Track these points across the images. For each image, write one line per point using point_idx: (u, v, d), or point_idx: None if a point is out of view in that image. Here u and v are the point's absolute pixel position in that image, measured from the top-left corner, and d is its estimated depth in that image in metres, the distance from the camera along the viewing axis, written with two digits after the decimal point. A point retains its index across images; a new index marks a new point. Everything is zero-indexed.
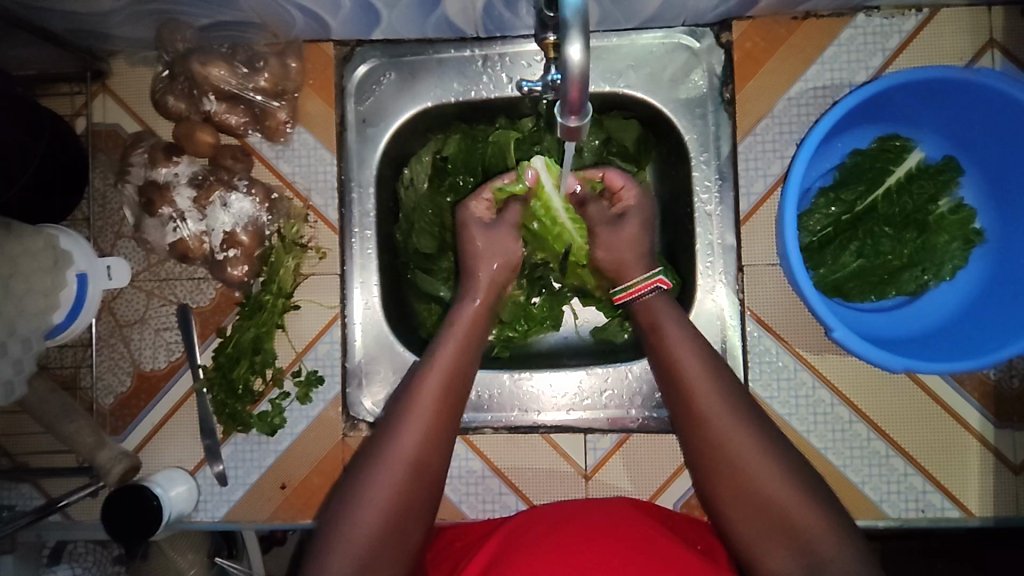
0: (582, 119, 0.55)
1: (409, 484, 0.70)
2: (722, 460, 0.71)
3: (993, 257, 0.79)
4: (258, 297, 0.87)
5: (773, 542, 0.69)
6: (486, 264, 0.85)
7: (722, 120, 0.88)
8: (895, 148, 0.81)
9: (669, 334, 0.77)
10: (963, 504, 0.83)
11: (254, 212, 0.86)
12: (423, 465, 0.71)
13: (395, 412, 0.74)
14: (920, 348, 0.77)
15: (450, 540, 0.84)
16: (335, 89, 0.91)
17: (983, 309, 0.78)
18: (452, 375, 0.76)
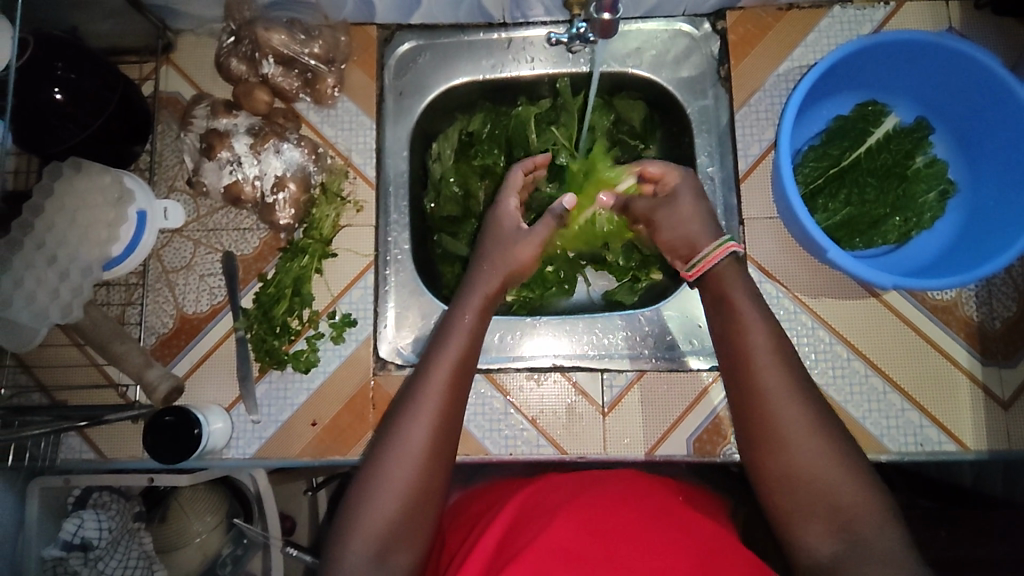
0: (613, 16, 0.75)
1: (423, 468, 0.72)
2: (771, 448, 0.70)
3: (967, 204, 0.90)
4: (300, 242, 0.94)
5: (802, 515, 0.68)
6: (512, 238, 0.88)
7: (720, 95, 1.01)
8: (873, 113, 0.92)
9: (741, 319, 0.74)
10: (957, 438, 0.89)
11: (303, 161, 0.94)
12: (436, 446, 0.73)
13: (409, 395, 0.76)
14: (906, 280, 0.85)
15: (465, 513, 0.86)
16: (377, 65, 1.02)
17: (962, 247, 0.87)
18: (462, 360, 0.77)
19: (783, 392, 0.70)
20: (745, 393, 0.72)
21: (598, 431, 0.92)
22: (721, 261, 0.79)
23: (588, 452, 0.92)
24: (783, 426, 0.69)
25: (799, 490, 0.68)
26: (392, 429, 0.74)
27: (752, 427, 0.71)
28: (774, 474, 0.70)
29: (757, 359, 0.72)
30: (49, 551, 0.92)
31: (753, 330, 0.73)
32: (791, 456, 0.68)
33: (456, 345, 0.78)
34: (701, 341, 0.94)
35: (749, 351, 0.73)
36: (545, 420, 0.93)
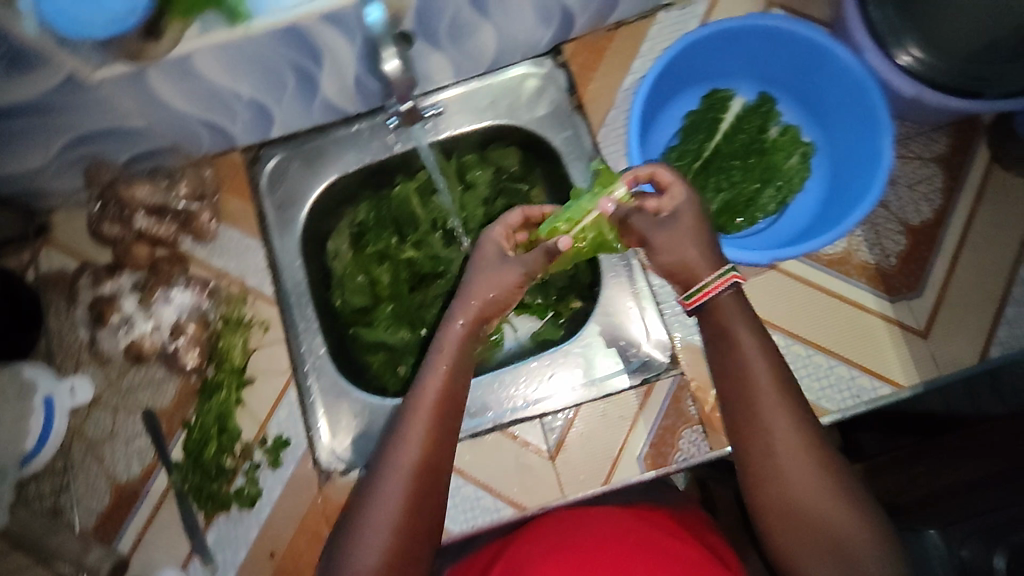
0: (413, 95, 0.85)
1: (407, 517, 0.63)
2: (762, 453, 0.66)
3: (828, 158, 0.95)
4: (214, 379, 0.94)
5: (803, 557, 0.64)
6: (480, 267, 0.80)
7: (578, 121, 1.04)
8: (719, 100, 0.96)
9: (747, 352, 0.69)
10: (890, 380, 0.90)
11: (195, 301, 0.95)
12: (420, 490, 0.65)
13: (385, 443, 0.68)
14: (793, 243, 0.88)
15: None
16: (250, 186, 1.04)
17: (836, 198, 0.90)
18: (443, 397, 0.70)
19: (787, 432, 0.65)
20: (750, 435, 0.66)
21: (552, 477, 0.91)
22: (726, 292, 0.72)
23: (549, 503, 0.91)
24: (785, 471, 0.64)
25: (801, 533, 0.64)
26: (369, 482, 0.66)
27: (751, 467, 0.67)
28: (775, 517, 0.65)
29: (758, 393, 0.67)
30: None
31: (759, 370, 0.68)
32: (793, 496, 0.64)
33: (434, 383, 0.71)
34: (621, 359, 0.94)
35: (755, 391, 0.67)
36: (498, 482, 0.92)
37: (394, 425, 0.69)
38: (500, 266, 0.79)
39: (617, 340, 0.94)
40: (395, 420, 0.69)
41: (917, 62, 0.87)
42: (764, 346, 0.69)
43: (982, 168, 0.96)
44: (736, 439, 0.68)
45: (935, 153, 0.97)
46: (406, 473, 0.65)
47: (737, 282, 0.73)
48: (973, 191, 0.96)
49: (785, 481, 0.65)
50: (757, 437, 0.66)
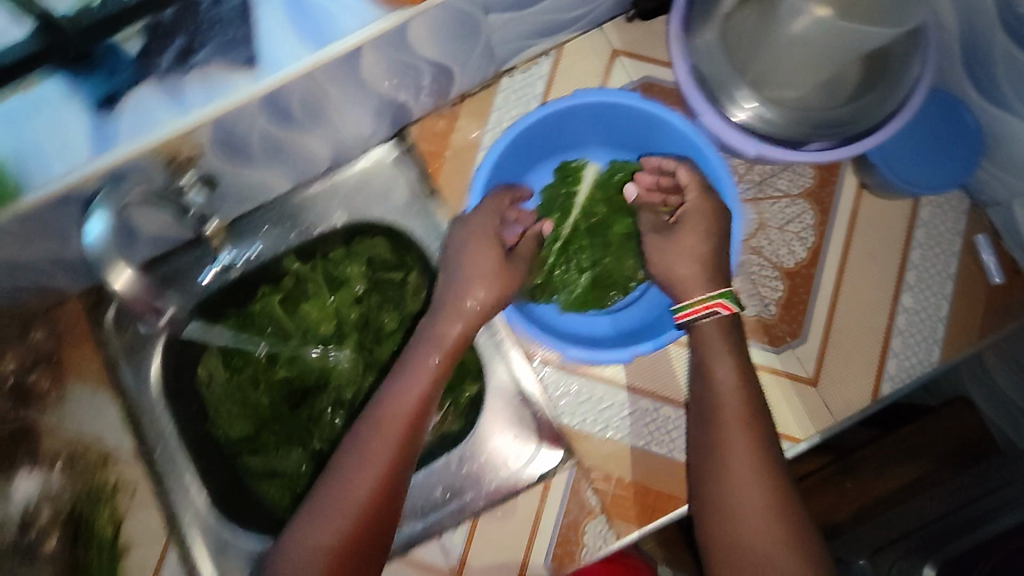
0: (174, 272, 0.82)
1: (363, 513, 0.69)
2: (716, 471, 0.71)
3: None
4: (79, 563, 0.87)
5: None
6: (472, 283, 0.82)
7: (434, 211, 1.02)
8: (571, 171, 0.96)
9: (715, 384, 0.76)
10: (788, 435, 0.87)
11: (46, 483, 0.88)
12: (384, 490, 0.71)
13: (357, 442, 0.73)
14: (645, 333, 0.89)
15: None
16: (93, 336, 0.96)
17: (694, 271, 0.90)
18: (416, 411, 0.75)
19: (746, 461, 0.70)
20: (713, 459, 0.72)
21: None
22: (703, 318, 0.78)
23: None
24: (737, 496, 0.69)
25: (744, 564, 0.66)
26: (336, 477, 0.71)
27: (710, 492, 0.71)
28: (723, 541, 0.68)
29: (724, 421, 0.73)
30: None
31: (727, 396, 0.74)
32: (742, 522, 0.67)
33: (408, 397, 0.76)
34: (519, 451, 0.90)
35: (719, 418, 0.74)
36: None
37: (365, 430, 0.74)
38: (476, 267, 0.82)
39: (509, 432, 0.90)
40: (366, 427, 0.74)
41: (756, 118, 0.87)
42: (737, 372, 0.76)
43: (851, 194, 0.94)
44: (701, 464, 0.74)
45: (804, 188, 0.95)
46: (372, 474, 0.70)
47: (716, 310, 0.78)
48: (842, 221, 0.94)
49: (734, 510, 0.69)
50: (720, 467, 0.71)
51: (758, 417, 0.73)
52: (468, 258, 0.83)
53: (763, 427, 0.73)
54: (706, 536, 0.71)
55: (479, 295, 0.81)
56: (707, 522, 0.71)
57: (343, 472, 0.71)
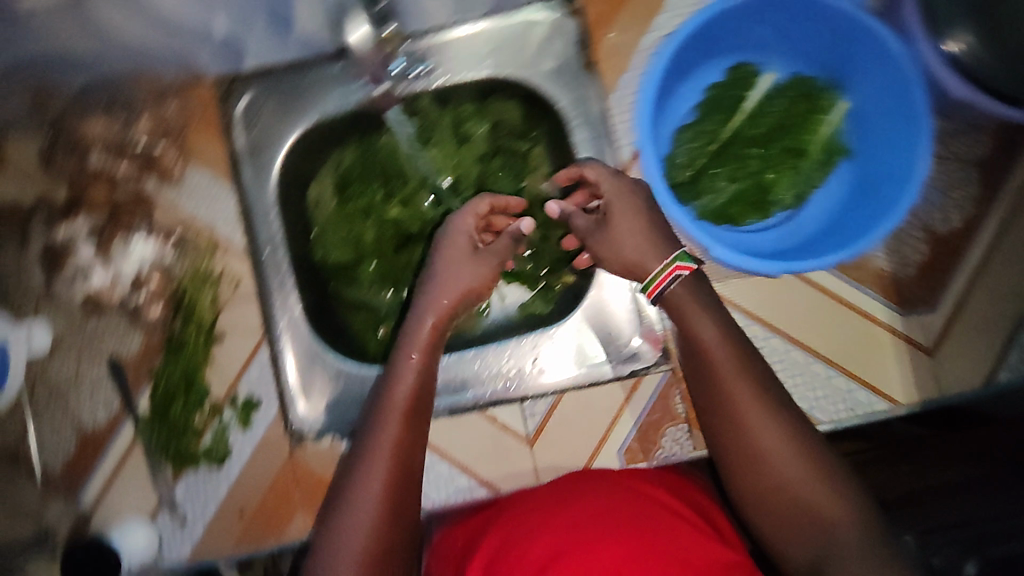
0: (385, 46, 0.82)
1: (389, 500, 0.68)
2: (733, 437, 0.68)
3: (853, 175, 0.84)
4: (180, 336, 0.90)
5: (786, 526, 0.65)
6: (463, 271, 0.82)
7: (586, 83, 0.92)
8: (746, 75, 0.86)
9: (706, 343, 0.69)
10: (887, 395, 0.87)
11: (159, 252, 0.91)
12: (400, 476, 0.70)
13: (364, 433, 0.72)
14: (791, 254, 0.79)
15: (446, 545, 0.79)
16: (221, 126, 0.94)
17: (847, 216, 0.81)
18: (413, 395, 0.74)
19: (758, 409, 0.67)
20: (724, 419, 0.68)
21: (528, 462, 0.90)
22: (669, 286, 0.73)
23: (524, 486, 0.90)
24: (760, 443, 0.66)
25: (785, 504, 0.65)
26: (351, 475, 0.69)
27: (729, 445, 0.69)
28: (759, 486, 0.67)
29: (723, 378, 0.68)
30: None
31: (717, 351, 0.69)
32: (774, 468, 0.65)
33: (405, 383, 0.74)
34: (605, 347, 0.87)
35: (719, 375, 0.68)
36: (473, 462, 0.90)
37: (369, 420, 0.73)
38: (466, 262, 0.82)
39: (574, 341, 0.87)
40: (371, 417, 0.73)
41: (964, 52, 0.79)
42: (724, 327, 0.70)
43: None
44: (710, 418, 0.70)
45: None
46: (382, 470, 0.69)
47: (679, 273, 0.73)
48: None
49: (759, 457, 0.66)
50: (733, 422, 0.67)
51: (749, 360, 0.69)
52: (440, 273, 0.81)
53: (762, 370, 0.69)
54: (737, 485, 0.69)
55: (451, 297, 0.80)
56: (736, 474, 0.68)
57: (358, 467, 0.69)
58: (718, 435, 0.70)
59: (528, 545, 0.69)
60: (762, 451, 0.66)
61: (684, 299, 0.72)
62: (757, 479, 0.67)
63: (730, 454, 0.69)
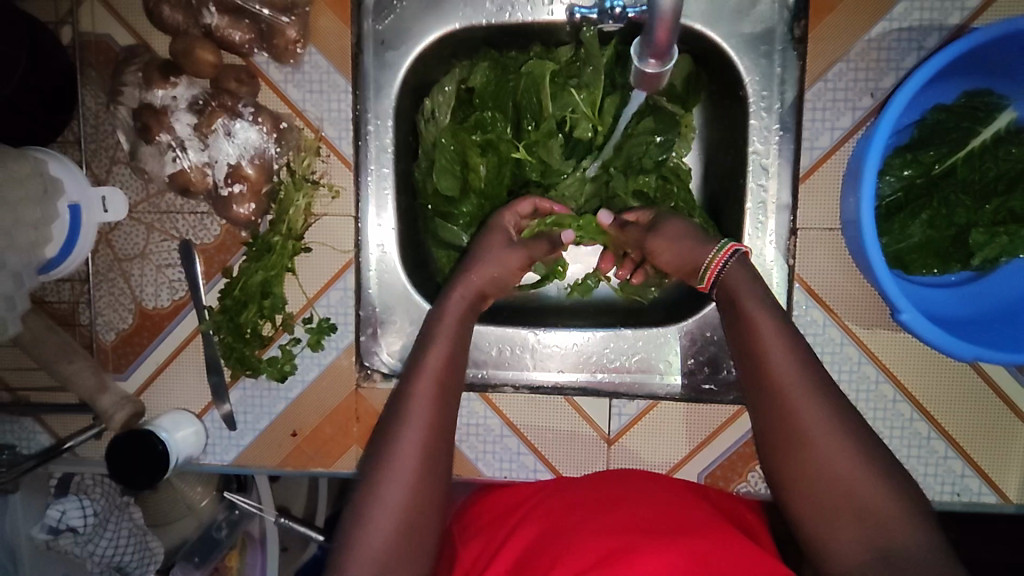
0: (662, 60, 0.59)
1: (409, 507, 0.57)
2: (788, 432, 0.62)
3: None
4: (266, 238, 0.81)
5: (831, 529, 0.59)
6: (483, 267, 0.74)
7: (789, 59, 0.77)
8: (984, 106, 0.71)
9: (772, 356, 0.64)
10: (1000, 490, 0.80)
11: (261, 143, 0.80)
12: (434, 445, 0.60)
13: (388, 417, 0.62)
14: (970, 334, 0.69)
15: (477, 516, 0.78)
16: (352, 4, 0.80)
17: None
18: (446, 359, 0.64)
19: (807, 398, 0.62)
20: (777, 422, 0.63)
21: (601, 459, 0.85)
22: (727, 264, 0.70)
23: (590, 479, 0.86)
24: (810, 448, 0.61)
25: (827, 504, 0.60)
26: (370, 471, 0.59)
27: (780, 448, 0.63)
28: (806, 487, 0.61)
29: (784, 387, 0.63)
30: (38, 533, 0.95)
31: (782, 362, 0.63)
32: (824, 471, 0.60)
33: (432, 371, 0.63)
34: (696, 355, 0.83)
35: (781, 386, 0.63)
36: (543, 444, 0.85)
37: (393, 404, 0.62)
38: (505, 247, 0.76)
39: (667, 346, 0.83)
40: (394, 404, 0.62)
41: None
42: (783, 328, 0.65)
43: None
44: (758, 414, 0.65)
45: None
46: (405, 475, 0.57)
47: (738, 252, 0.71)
48: None
49: (814, 458, 0.61)
50: (791, 425, 0.62)
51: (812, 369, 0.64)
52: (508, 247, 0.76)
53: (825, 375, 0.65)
54: (775, 483, 0.64)
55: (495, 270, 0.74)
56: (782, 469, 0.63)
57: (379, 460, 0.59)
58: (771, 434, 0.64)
59: (562, 528, 0.67)
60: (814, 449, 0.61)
61: (742, 293, 0.68)
62: (815, 484, 0.61)
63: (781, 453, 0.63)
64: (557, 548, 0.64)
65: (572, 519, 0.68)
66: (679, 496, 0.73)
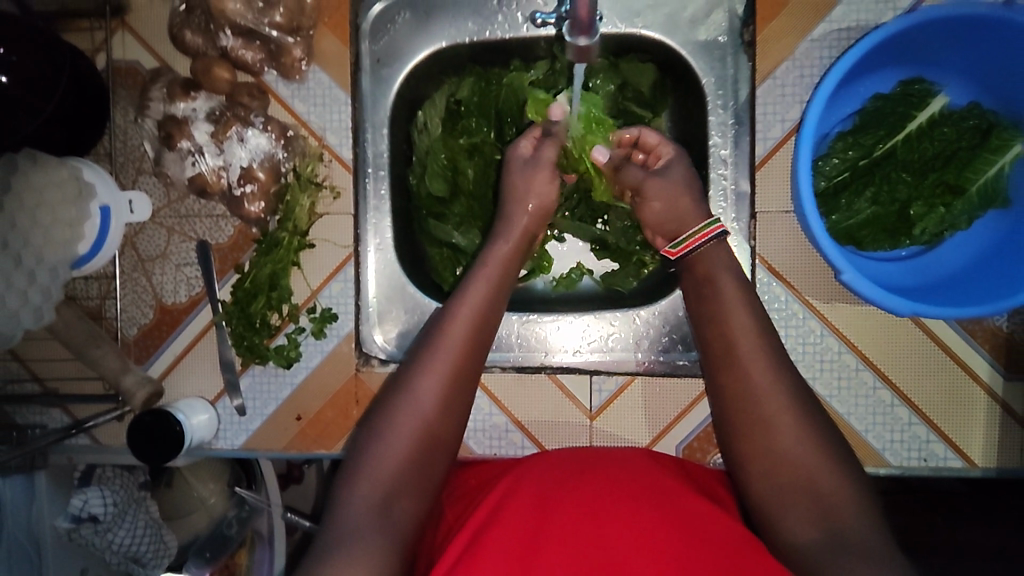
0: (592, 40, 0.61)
1: (420, 438, 0.70)
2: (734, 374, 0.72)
3: (1009, 222, 0.77)
4: (274, 234, 0.89)
5: (762, 469, 0.69)
6: (520, 208, 0.85)
7: (739, 62, 0.86)
8: (918, 93, 0.79)
9: (733, 325, 0.74)
10: (965, 455, 0.84)
11: (270, 148, 0.89)
12: (452, 388, 0.73)
13: (416, 359, 0.75)
14: (914, 296, 0.76)
15: (465, 480, 0.84)
16: (351, 28, 0.91)
17: (989, 266, 0.76)
18: (477, 318, 0.76)
19: (754, 342, 0.72)
20: (732, 388, 0.72)
21: (585, 435, 0.90)
22: (709, 241, 0.79)
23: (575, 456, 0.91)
24: (756, 396, 0.70)
25: (768, 465, 0.68)
26: (393, 401, 0.72)
27: (735, 414, 0.72)
28: (754, 450, 0.70)
29: (741, 355, 0.72)
30: (61, 522, 1.02)
31: (741, 333, 0.73)
32: (768, 435, 0.69)
33: (457, 325, 0.75)
34: (672, 333, 0.89)
35: (738, 355, 0.72)
36: (530, 422, 0.91)
37: (422, 349, 0.75)
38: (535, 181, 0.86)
39: (643, 326, 0.90)
40: (423, 350, 0.75)
41: None
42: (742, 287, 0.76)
43: None
44: (717, 387, 0.74)
45: None
46: (421, 408, 0.71)
47: (718, 235, 0.80)
48: None
49: (753, 401, 0.70)
50: (745, 391, 0.71)
51: (768, 342, 0.73)
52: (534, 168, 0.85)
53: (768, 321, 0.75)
54: (733, 441, 0.72)
55: (530, 210, 0.85)
56: (732, 411, 0.72)
57: (402, 394, 0.72)
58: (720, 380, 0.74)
59: (535, 482, 0.73)
60: (755, 393, 0.70)
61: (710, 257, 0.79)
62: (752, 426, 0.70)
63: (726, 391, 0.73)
64: (529, 495, 0.71)
65: (545, 476, 0.75)
66: (652, 462, 0.79)
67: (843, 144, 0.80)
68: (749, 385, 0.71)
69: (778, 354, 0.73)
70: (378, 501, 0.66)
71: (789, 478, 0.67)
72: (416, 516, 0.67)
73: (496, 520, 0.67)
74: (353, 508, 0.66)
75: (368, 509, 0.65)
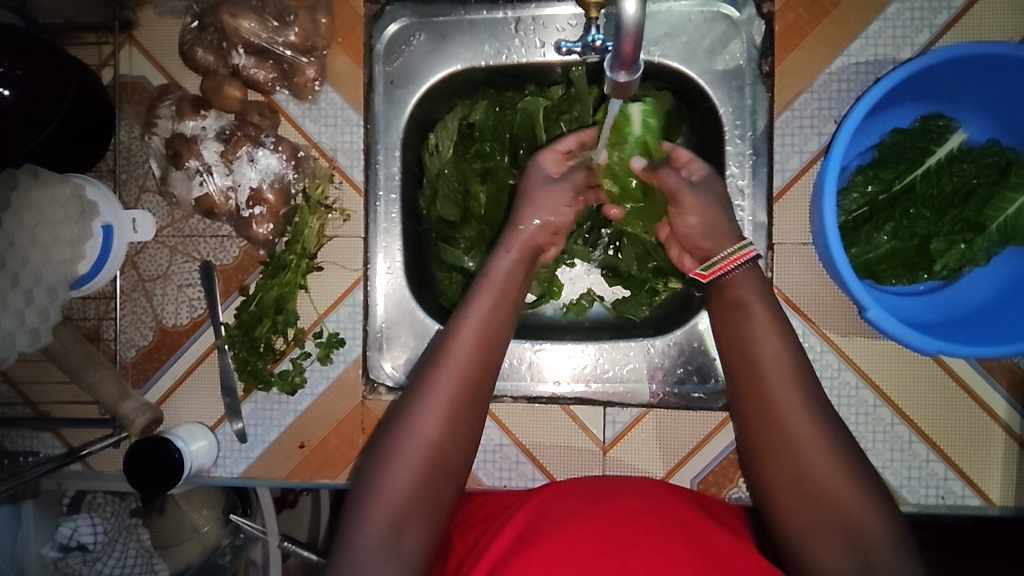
0: (632, 74, 0.59)
1: (428, 463, 0.66)
2: (766, 408, 0.68)
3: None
4: (281, 257, 0.87)
5: (793, 510, 0.66)
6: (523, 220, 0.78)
7: (758, 93, 0.85)
8: (937, 128, 0.79)
9: (759, 353, 0.69)
10: (982, 493, 0.82)
11: (281, 169, 0.87)
12: (458, 412, 0.68)
13: (422, 376, 0.70)
14: (936, 333, 0.75)
15: (473, 511, 0.82)
16: (364, 48, 0.90)
17: (1010, 303, 0.76)
18: (482, 334, 0.71)
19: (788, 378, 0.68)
20: (764, 420, 0.68)
21: (597, 468, 0.88)
22: (738, 267, 0.73)
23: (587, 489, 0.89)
24: (790, 439, 0.66)
25: (798, 494, 0.65)
26: (398, 425, 0.68)
27: (763, 442, 0.68)
28: (783, 478, 0.66)
29: (771, 390, 0.68)
30: (48, 551, 0.97)
31: (775, 367, 0.68)
32: (799, 465, 0.65)
33: (463, 343, 0.70)
34: (688, 362, 0.88)
35: (766, 388, 0.68)
36: (541, 453, 0.89)
37: (428, 365, 0.70)
38: (545, 192, 0.79)
39: (657, 357, 0.88)
40: (428, 371, 0.70)
41: None
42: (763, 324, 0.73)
43: None
44: (744, 416, 0.70)
45: None
46: (426, 433, 0.67)
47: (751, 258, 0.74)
48: None
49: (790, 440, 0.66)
50: (770, 423, 0.67)
51: (797, 373, 0.68)
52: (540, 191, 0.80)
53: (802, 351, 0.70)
54: (761, 476, 0.69)
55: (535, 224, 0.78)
56: (762, 449, 0.68)
57: (406, 417, 0.68)
58: (749, 412, 0.70)
59: (556, 513, 0.71)
60: (789, 431, 0.66)
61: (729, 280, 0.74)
62: (783, 466, 0.67)
63: (757, 426, 0.69)
64: (549, 531, 0.68)
65: (567, 508, 0.72)
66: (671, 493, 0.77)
67: (864, 177, 0.80)
68: (784, 421, 0.67)
69: (806, 387, 0.68)
70: (386, 534, 0.64)
71: (820, 519, 0.64)
72: (425, 544, 0.66)
73: (517, 555, 0.65)
74: (362, 539, 0.64)
75: (377, 541, 0.64)
